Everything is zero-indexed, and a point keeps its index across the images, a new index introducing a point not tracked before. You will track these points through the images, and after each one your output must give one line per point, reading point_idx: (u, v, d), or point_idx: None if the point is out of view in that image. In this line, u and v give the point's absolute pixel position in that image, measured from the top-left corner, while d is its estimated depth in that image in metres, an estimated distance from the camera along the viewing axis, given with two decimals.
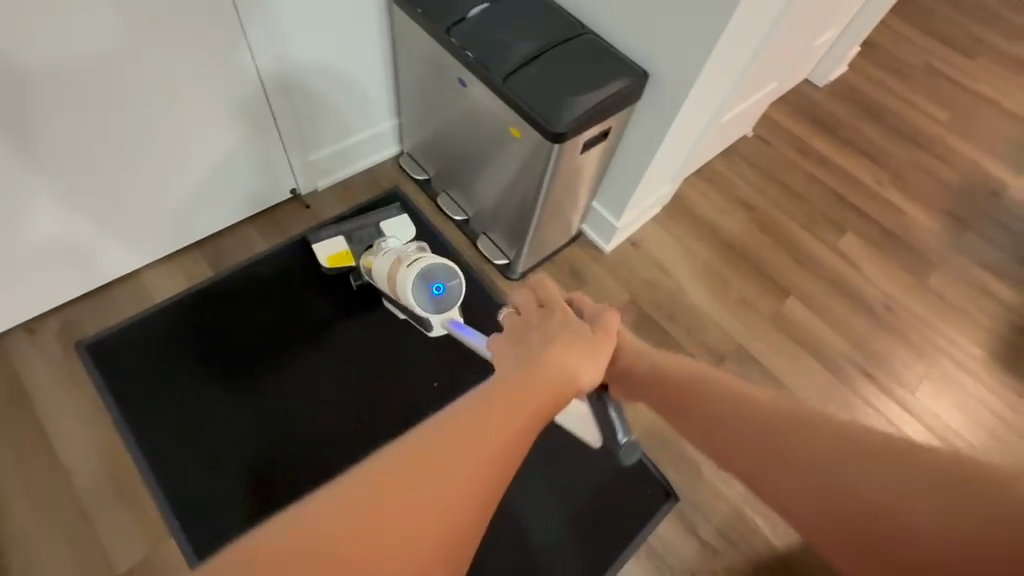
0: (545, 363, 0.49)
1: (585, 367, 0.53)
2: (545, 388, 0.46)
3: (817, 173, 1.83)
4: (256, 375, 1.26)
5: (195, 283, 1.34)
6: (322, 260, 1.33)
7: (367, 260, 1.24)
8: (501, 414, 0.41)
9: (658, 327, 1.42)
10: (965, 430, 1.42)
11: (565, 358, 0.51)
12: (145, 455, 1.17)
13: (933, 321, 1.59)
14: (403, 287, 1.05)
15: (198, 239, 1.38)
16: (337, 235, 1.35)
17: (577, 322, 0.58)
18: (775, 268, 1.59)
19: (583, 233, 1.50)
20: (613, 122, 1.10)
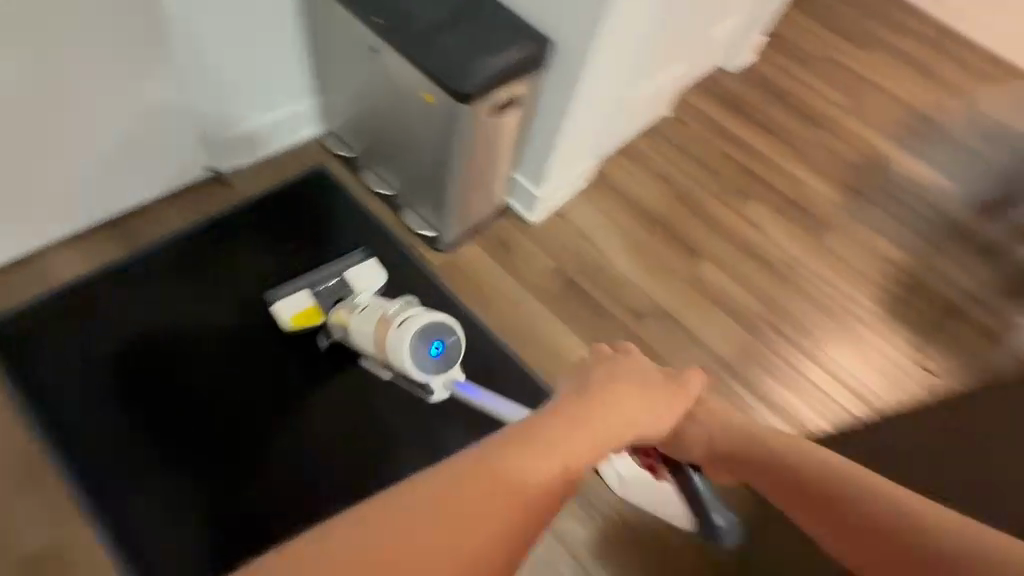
0: (593, 407, 0.50)
1: (639, 416, 0.54)
2: (584, 428, 0.47)
3: (729, 151, 1.97)
4: (182, 356, 1.24)
5: (106, 261, 1.31)
6: (284, 320, 1.26)
7: (338, 316, 1.21)
8: (554, 448, 0.43)
9: (583, 292, 1.48)
10: (857, 372, 1.58)
11: (618, 409, 0.52)
12: (57, 437, 1.14)
13: (830, 279, 1.75)
14: (398, 351, 1.05)
15: (111, 219, 1.35)
16: (301, 290, 1.29)
17: (649, 371, 0.61)
18: (692, 236, 1.70)
19: (509, 205, 1.55)
20: (520, 87, 1.16)
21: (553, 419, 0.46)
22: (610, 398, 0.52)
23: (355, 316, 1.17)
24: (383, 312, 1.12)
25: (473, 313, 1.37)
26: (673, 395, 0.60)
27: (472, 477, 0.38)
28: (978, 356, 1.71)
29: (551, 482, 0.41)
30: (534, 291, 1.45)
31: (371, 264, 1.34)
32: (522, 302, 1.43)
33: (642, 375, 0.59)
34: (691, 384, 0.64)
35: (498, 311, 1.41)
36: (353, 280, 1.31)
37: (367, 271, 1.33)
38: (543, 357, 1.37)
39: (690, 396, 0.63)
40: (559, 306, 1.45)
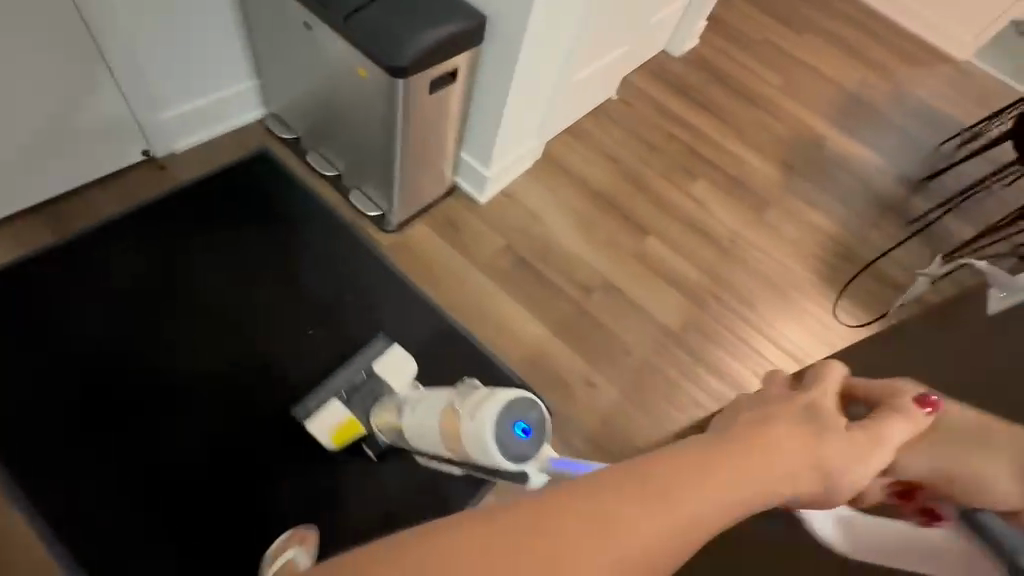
0: (751, 441, 0.35)
1: (811, 461, 0.36)
2: (734, 475, 0.33)
3: (673, 131, 2.04)
4: (128, 347, 1.16)
5: (35, 247, 1.25)
6: (325, 442, 1.10)
7: (382, 419, 1.04)
8: (725, 475, 0.33)
9: (533, 268, 1.52)
10: (792, 336, 1.68)
11: (787, 456, 0.36)
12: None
13: (769, 251, 1.84)
14: (477, 448, 0.72)
15: (37, 204, 1.29)
16: (331, 401, 1.11)
17: (832, 413, 0.39)
18: (638, 213, 1.76)
19: (458, 185, 1.57)
20: (458, 63, 1.17)
21: (679, 457, 0.33)
22: (774, 439, 0.36)
23: (404, 417, 0.95)
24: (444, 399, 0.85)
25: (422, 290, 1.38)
26: (855, 444, 0.38)
27: (559, 535, 0.29)
28: None
29: (687, 542, 0.31)
30: (483, 268, 1.48)
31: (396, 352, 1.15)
32: (472, 279, 1.45)
33: (825, 423, 0.39)
34: (918, 426, 0.40)
35: (448, 288, 1.42)
36: (384, 370, 1.12)
37: (398, 358, 1.15)
38: (493, 332, 1.40)
39: (886, 454, 0.39)
40: (509, 282, 1.47)
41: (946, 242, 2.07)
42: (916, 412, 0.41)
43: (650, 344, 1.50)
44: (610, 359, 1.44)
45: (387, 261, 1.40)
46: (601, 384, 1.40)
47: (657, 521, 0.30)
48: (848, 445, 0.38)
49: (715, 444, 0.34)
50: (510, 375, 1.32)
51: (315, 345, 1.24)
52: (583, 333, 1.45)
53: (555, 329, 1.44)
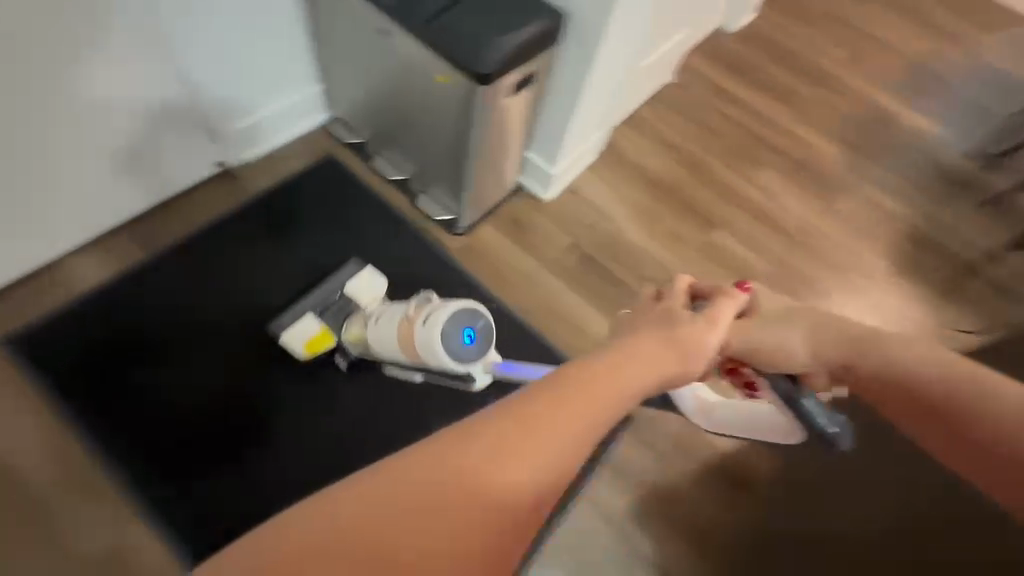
0: (611, 363, 0.53)
1: (662, 368, 0.57)
2: (580, 403, 0.46)
3: (734, 115, 1.96)
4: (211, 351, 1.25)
5: (128, 264, 1.30)
6: (298, 351, 1.24)
7: (354, 334, 1.22)
8: (561, 412, 0.45)
9: (600, 266, 1.49)
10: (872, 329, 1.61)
11: (644, 370, 0.54)
12: (92, 441, 1.15)
13: (841, 239, 1.77)
14: (428, 346, 1.02)
15: (126, 220, 1.33)
16: (307, 317, 1.26)
17: (683, 317, 0.65)
18: (704, 204, 1.70)
19: (522, 184, 1.55)
20: (535, 65, 1.14)
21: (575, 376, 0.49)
22: (636, 344, 0.58)
23: (370, 327, 1.16)
24: (403, 313, 1.08)
25: (495, 296, 1.38)
26: (701, 329, 0.64)
27: (467, 455, 0.40)
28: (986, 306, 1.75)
29: (560, 453, 0.43)
30: (552, 268, 1.46)
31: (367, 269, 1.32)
32: (542, 280, 1.44)
33: (676, 324, 0.64)
34: (737, 299, 0.72)
35: (519, 290, 1.41)
36: (356, 290, 1.29)
37: (364, 279, 1.31)
38: (567, 334, 1.38)
39: (721, 328, 0.66)
40: (579, 281, 1.45)
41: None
42: (737, 292, 0.73)
43: None
44: None
45: (459, 267, 1.40)
46: None
47: (534, 439, 0.42)
48: (688, 337, 0.62)
49: (589, 364, 0.52)
50: None
51: None
52: None
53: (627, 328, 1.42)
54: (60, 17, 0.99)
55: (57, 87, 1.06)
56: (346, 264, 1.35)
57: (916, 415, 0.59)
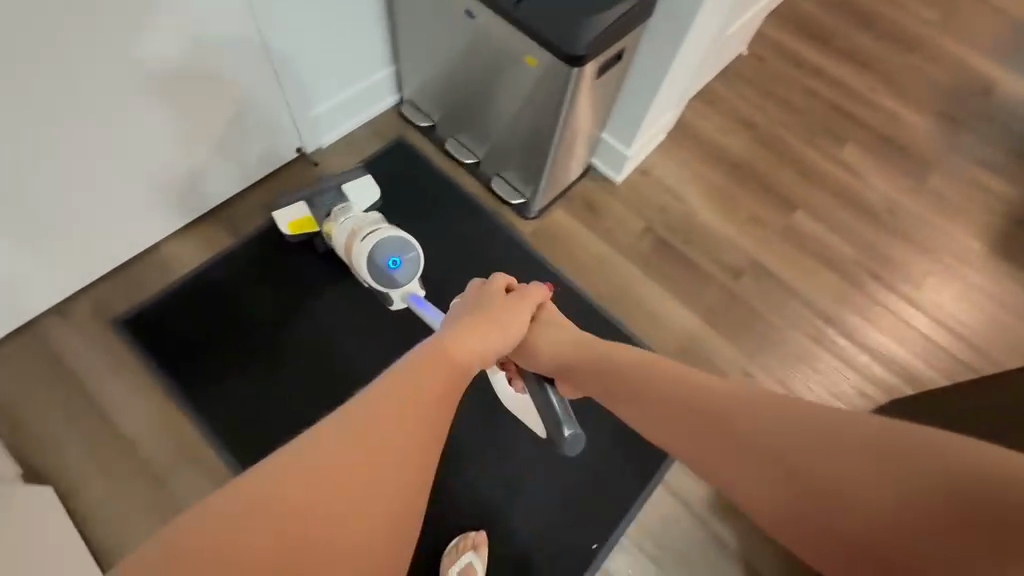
0: (464, 336, 0.69)
1: (488, 343, 0.71)
2: (439, 380, 0.58)
3: (814, 88, 1.83)
4: (291, 335, 1.30)
5: (217, 250, 1.36)
6: (282, 227, 1.29)
7: (326, 224, 1.27)
8: (424, 389, 0.55)
9: (675, 251, 1.45)
10: (967, 318, 1.51)
11: (474, 340, 0.69)
12: (201, 419, 1.22)
13: (933, 221, 1.65)
14: (359, 255, 1.17)
15: (213, 207, 1.38)
16: (298, 200, 1.31)
17: (498, 306, 0.80)
18: (783, 185, 1.62)
19: (593, 166, 1.51)
20: (626, 44, 1.10)
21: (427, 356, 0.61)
22: (473, 325, 0.73)
23: (333, 222, 1.26)
24: (355, 228, 1.21)
25: (572, 283, 1.36)
26: (507, 308, 0.80)
27: (348, 438, 0.48)
28: None
29: (426, 427, 0.53)
30: (626, 253, 1.42)
31: (367, 178, 1.31)
32: (617, 265, 1.41)
33: (498, 310, 0.79)
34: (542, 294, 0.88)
35: (593, 274, 1.39)
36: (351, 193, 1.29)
37: (364, 183, 1.30)
38: (642, 320, 1.35)
39: (522, 308, 0.82)
40: (653, 265, 1.42)
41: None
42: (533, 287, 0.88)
43: (805, 330, 1.41)
44: (765, 344, 1.38)
45: (532, 251, 1.39)
46: (758, 373, 1.34)
47: (402, 420, 0.51)
48: (505, 315, 0.79)
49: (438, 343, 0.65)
50: None
51: None
52: (734, 317, 1.39)
53: (705, 316, 1.38)
54: (169, 18, 1.00)
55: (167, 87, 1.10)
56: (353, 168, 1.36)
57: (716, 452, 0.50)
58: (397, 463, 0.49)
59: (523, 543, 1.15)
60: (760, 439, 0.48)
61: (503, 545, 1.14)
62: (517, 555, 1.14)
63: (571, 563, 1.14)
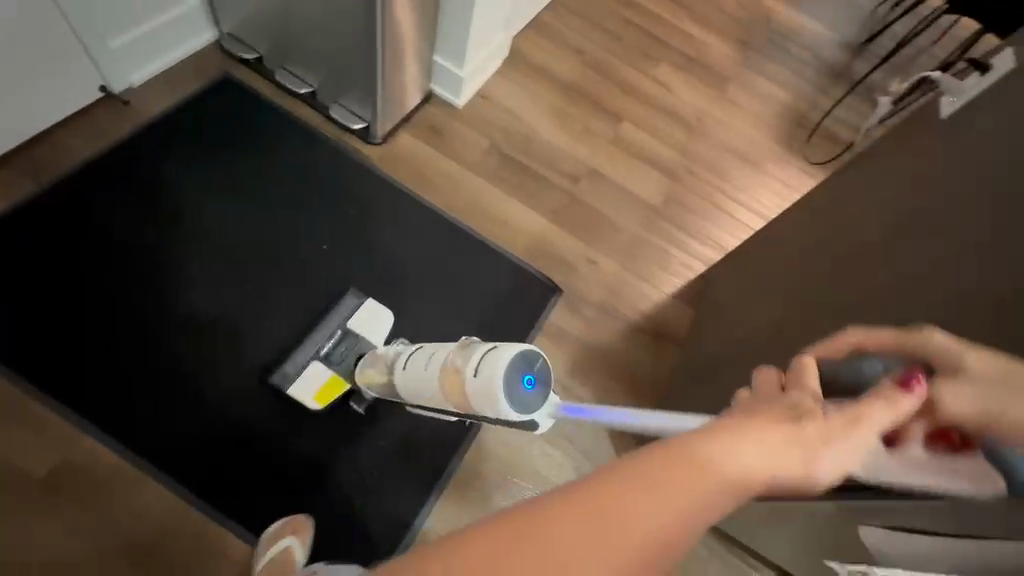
0: (709, 443, 0.41)
1: (766, 460, 0.41)
2: (677, 485, 0.39)
3: (630, 17, 2.04)
4: (123, 282, 1.23)
5: (15, 203, 1.22)
6: (307, 401, 1.20)
7: (365, 376, 1.17)
8: (649, 491, 0.38)
9: (519, 163, 1.56)
10: (761, 198, 1.82)
11: (746, 458, 0.40)
12: (21, 375, 1.14)
13: (733, 124, 1.94)
14: (485, 400, 0.83)
15: (3, 155, 1.24)
16: (312, 363, 1.22)
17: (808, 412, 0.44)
18: (610, 101, 1.80)
19: (434, 92, 1.57)
20: None
21: (647, 469, 0.39)
22: (746, 438, 0.41)
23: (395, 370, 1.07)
24: (445, 361, 0.94)
25: (419, 198, 1.42)
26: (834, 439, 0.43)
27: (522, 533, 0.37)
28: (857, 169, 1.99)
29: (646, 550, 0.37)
30: (474, 168, 1.51)
31: (371, 305, 1.27)
32: (467, 180, 1.49)
33: (808, 416, 0.44)
34: (898, 411, 0.48)
35: (443, 190, 1.45)
36: (360, 327, 1.25)
37: (371, 313, 1.27)
38: (494, 226, 1.45)
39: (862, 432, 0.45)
40: (500, 177, 1.52)
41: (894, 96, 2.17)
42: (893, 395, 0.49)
43: (637, 220, 1.61)
44: (605, 236, 1.55)
45: (381, 173, 1.41)
46: (600, 260, 1.52)
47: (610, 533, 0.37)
48: (804, 431, 0.43)
49: (694, 434, 0.42)
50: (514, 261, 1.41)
51: (334, 259, 1.32)
52: (577, 216, 1.55)
53: (549, 217, 1.51)
54: None
55: None
56: (343, 299, 1.29)
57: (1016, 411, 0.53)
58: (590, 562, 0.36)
59: (389, 429, 1.24)
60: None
61: (371, 433, 1.24)
62: (386, 438, 1.24)
63: (445, 438, 1.26)
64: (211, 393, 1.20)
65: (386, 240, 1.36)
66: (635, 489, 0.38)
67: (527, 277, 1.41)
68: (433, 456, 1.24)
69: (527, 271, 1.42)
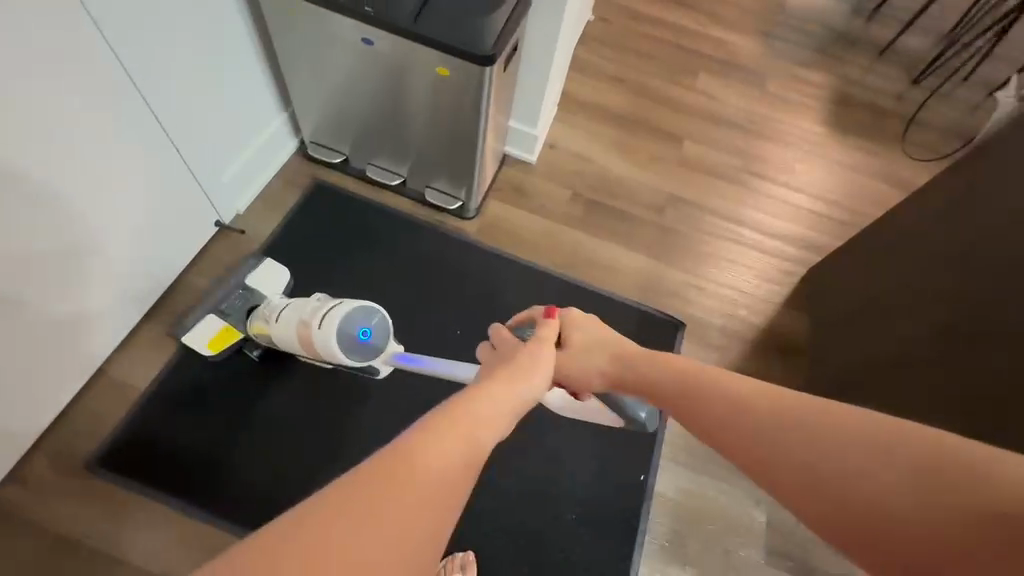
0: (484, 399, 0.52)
1: (507, 403, 0.53)
2: (464, 435, 0.45)
3: (657, 33, 2.05)
4: (201, 373, 1.30)
5: (172, 352, 1.32)
6: (200, 348, 1.28)
7: (258, 326, 1.25)
8: (446, 441, 0.43)
9: (603, 205, 1.59)
10: (833, 184, 1.83)
11: (493, 407, 0.51)
12: (192, 505, 1.20)
13: (782, 117, 1.96)
14: (327, 348, 1.02)
15: (149, 309, 1.34)
16: (206, 314, 1.31)
17: (521, 352, 0.64)
18: (665, 123, 1.83)
19: (508, 154, 1.61)
20: (520, 34, 1.17)
21: (440, 423, 0.45)
22: (492, 388, 0.54)
23: (270, 325, 1.19)
24: (301, 316, 1.09)
25: (512, 255, 1.47)
26: (538, 353, 0.65)
27: (368, 500, 0.37)
28: (918, 134, 1.98)
29: (450, 498, 0.41)
30: (563, 220, 1.54)
31: (268, 262, 1.34)
32: (564, 235, 1.52)
33: (516, 361, 0.62)
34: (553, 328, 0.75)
35: (545, 250, 1.50)
36: (257, 284, 1.32)
37: (269, 269, 1.34)
38: (601, 274, 1.49)
39: (548, 342, 0.70)
40: (591, 225, 1.55)
41: (933, 53, 2.14)
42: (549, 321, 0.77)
43: (726, 236, 1.63)
44: (702, 259, 1.58)
45: (489, 247, 1.47)
46: (707, 285, 1.54)
47: (422, 488, 0.39)
48: (523, 366, 0.61)
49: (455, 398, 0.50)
50: (638, 308, 1.45)
51: (467, 341, 1.37)
52: (671, 245, 1.58)
53: (646, 252, 1.55)
54: (57, 134, 0.95)
55: (77, 204, 1.05)
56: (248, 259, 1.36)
57: (793, 485, 0.46)
58: (405, 516, 0.37)
59: (311, 371, 1.33)
60: (839, 458, 0.44)
61: (367, 420, 1.30)
62: (547, 499, 1.24)
63: (626, 498, 1.26)
64: (315, 464, 1.25)
65: (511, 312, 1.40)
66: (447, 448, 0.43)
67: (648, 318, 1.45)
68: (613, 516, 1.24)
69: (647, 313, 1.46)
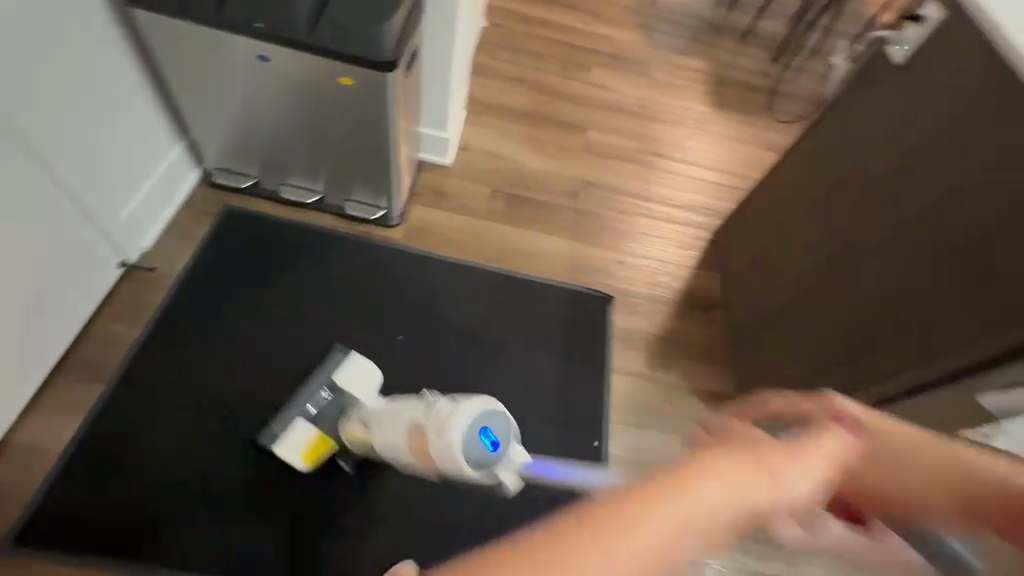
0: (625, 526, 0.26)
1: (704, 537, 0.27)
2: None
3: (548, 33, 2.17)
4: (124, 422, 1.21)
5: (88, 406, 1.22)
6: (295, 463, 1.17)
7: (355, 433, 1.11)
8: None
9: (522, 198, 1.67)
10: (721, 155, 2.03)
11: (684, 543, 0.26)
12: (134, 561, 1.11)
13: (670, 100, 2.14)
14: (448, 458, 0.79)
15: (54, 364, 1.23)
16: (295, 423, 1.18)
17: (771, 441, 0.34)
18: (568, 116, 1.94)
19: (423, 160, 1.64)
20: (417, 41, 1.21)
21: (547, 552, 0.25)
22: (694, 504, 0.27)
23: (373, 432, 1.03)
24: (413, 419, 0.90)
25: (441, 255, 1.50)
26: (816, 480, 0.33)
27: None
28: (784, 104, 2.24)
29: None
30: (486, 216, 1.60)
31: (357, 357, 1.23)
32: (489, 230, 1.58)
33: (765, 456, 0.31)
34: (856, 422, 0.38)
35: (473, 246, 1.54)
36: (344, 383, 1.20)
37: (361, 367, 1.23)
38: (530, 261, 1.56)
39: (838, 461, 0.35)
40: (513, 217, 1.62)
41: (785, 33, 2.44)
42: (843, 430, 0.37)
43: (637, 212, 1.76)
44: (619, 235, 1.69)
45: (418, 250, 1.49)
46: (627, 258, 1.66)
47: None
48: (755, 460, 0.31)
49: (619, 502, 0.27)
50: (569, 288, 1.53)
51: (411, 346, 1.38)
52: (590, 226, 1.68)
53: (567, 236, 1.64)
54: None
55: None
56: (332, 354, 1.27)
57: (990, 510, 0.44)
58: None
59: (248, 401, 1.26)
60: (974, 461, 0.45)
61: None
62: None
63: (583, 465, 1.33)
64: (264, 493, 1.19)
65: (450, 311, 1.43)
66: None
67: (580, 296, 1.54)
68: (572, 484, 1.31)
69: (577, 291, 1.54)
